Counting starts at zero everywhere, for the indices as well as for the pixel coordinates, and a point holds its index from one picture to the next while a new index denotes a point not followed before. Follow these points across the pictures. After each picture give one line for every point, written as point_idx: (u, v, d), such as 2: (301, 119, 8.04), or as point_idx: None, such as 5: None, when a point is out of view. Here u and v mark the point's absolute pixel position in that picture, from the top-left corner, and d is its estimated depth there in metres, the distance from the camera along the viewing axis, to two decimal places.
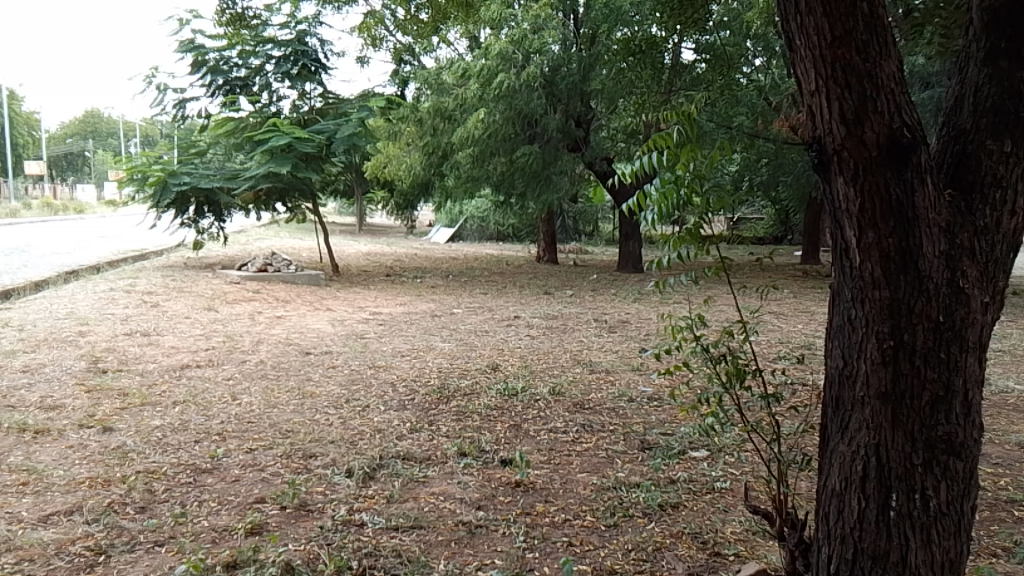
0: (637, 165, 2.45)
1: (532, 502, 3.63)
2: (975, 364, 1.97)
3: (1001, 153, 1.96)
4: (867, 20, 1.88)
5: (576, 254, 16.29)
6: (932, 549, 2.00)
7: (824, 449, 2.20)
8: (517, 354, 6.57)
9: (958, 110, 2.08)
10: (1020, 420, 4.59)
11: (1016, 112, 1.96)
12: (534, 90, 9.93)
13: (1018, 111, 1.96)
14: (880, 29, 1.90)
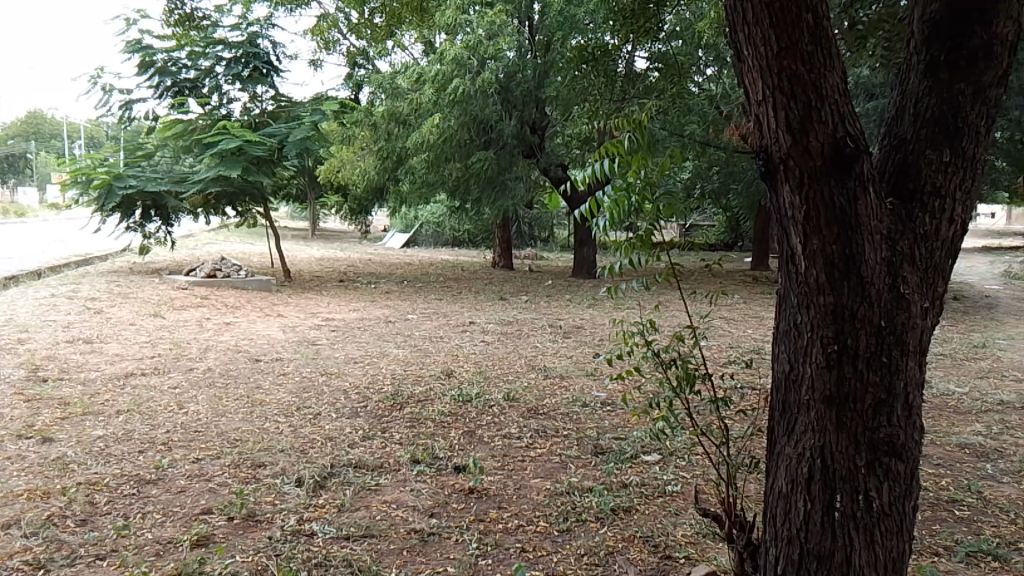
0: (589, 172, 2.46)
1: (486, 508, 3.62)
2: (915, 368, 2.03)
3: (940, 163, 2.02)
4: (812, 31, 1.91)
5: (531, 259, 16.32)
6: (874, 548, 2.04)
7: (771, 452, 2.24)
8: (472, 360, 6.55)
9: (900, 120, 2.13)
10: (959, 421, 4.73)
11: (955, 123, 2.02)
12: (489, 96, 9.93)
13: (956, 121, 2.02)
14: (826, 40, 1.93)
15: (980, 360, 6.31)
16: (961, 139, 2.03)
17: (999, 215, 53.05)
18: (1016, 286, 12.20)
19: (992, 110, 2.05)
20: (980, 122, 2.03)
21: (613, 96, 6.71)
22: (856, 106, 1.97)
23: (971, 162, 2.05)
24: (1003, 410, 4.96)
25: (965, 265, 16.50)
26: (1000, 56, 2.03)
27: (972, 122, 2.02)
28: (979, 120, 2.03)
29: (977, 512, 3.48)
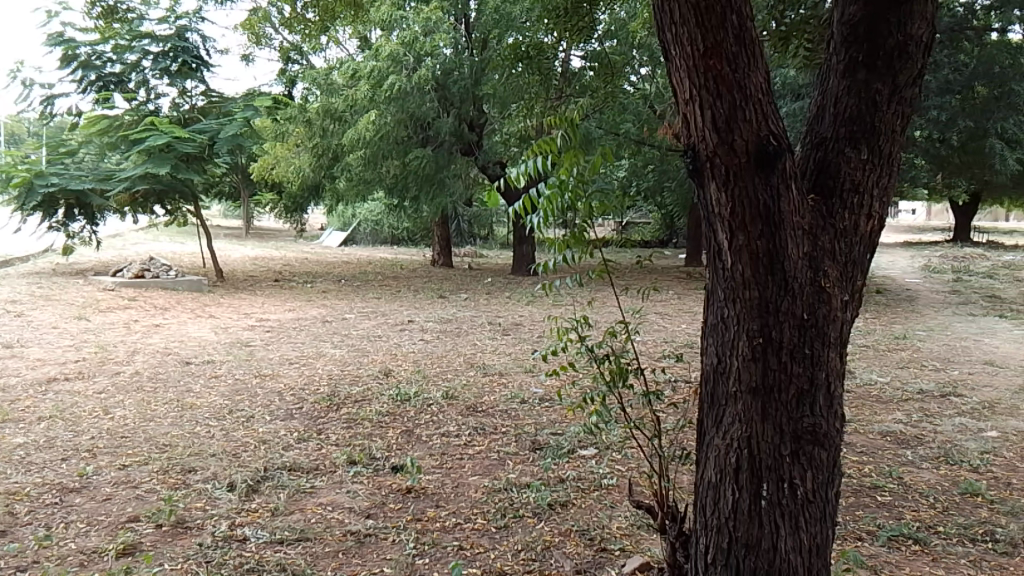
0: (522, 169, 2.46)
1: (423, 507, 3.60)
2: (836, 359, 2.10)
3: (858, 161, 2.09)
4: (737, 32, 1.95)
5: (471, 257, 16.32)
6: (799, 534, 2.11)
7: (701, 443, 2.28)
8: (411, 359, 6.51)
9: (821, 119, 2.19)
10: (882, 410, 4.92)
11: (871, 122, 2.09)
12: (426, 93, 9.87)
13: (873, 121, 2.09)
14: (749, 40, 1.97)
15: (901, 351, 6.57)
16: (878, 138, 2.10)
17: (919, 211, 55.38)
18: (934, 279, 12.77)
19: (907, 109, 2.12)
20: (896, 121, 2.11)
21: (549, 93, 6.72)
22: (778, 105, 2.02)
23: (887, 160, 2.13)
24: (923, 398, 5.17)
25: (887, 259, 17.17)
26: (916, 57, 2.10)
27: (888, 121, 2.10)
28: (895, 118, 2.10)
29: (898, 497, 3.62)
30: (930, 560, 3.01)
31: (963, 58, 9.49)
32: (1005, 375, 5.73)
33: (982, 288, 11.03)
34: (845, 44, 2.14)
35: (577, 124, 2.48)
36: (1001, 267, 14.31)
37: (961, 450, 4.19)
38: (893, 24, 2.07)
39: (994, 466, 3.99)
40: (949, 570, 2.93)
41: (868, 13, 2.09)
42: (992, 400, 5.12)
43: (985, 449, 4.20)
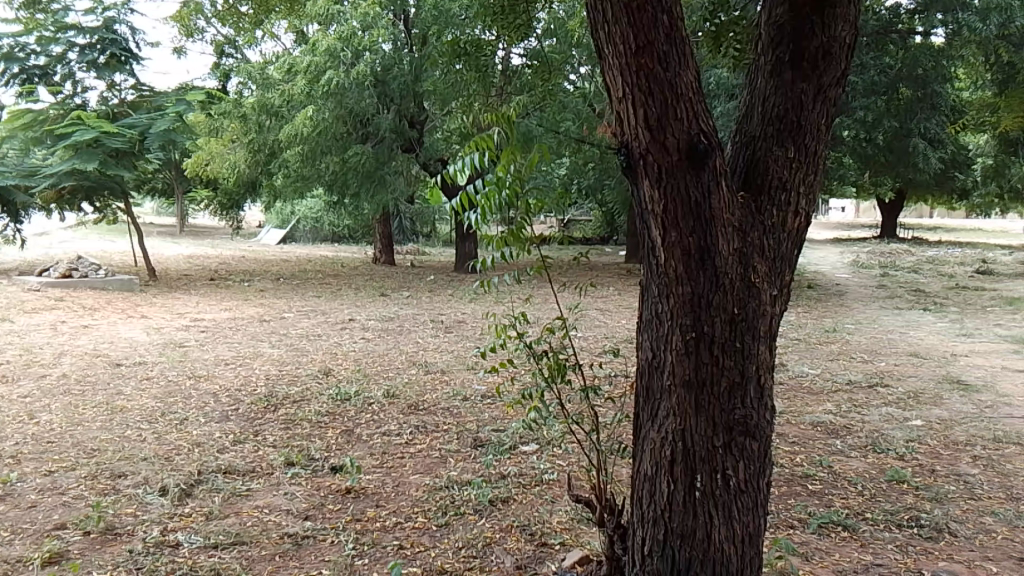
0: (460, 165, 2.44)
1: (363, 508, 3.56)
2: (766, 352, 2.15)
3: (785, 159, 2.15)
4: (668, 31, 1.98)
5: (414, 255, 16.22)
6: (733, 524, 2.17)
7: (637, 436, 2.32)
8: (351, 357, 6.43)
9: (750, 117, 2.24)
10: (813, 401, 5.07)
11: (798, 121, 2.15)
12: (366, 89, 9.76)
13: (799, 120, 2.15)
14: (680, 39, 2.00)
15: (831, 343, 6.77)
16: (805, 136, 2.16)
17: (848, 210, 57.39)
18: (862, 274, 13.23)
19: (831, 109, 2.19)
20: (821, 120, 2.17)
21: (488, 90, 6.70)
22: (708, 103, 2.05)
23: (814, 158, 2.19)
24: (851, 388, 5.35)
25: (818, 255, 17.71)
26: (839, 58, 2.16)
27: (813, 120, 2.16)
28: (820, 117, 2.17)
29: (828, 486, 3.73)
30: (858, 546, 3.11)
31: (888, 60, 9.85)
32: (928, 366, 5.97)
33: (907, 282, 11.47)
34: (772, 45, 2.19)
35: (514, 121, 2.48)
36: (926, 262, 14.89)
37: (888, 439, 4.35)
38: (818, 25, 2.12)
39: (918, 453, 4.15)
40: (877, 556, 3.03)
41: (794, 15, 2.14)
42: (916, 390, 5.33)
43: (911, 437, 4.37)
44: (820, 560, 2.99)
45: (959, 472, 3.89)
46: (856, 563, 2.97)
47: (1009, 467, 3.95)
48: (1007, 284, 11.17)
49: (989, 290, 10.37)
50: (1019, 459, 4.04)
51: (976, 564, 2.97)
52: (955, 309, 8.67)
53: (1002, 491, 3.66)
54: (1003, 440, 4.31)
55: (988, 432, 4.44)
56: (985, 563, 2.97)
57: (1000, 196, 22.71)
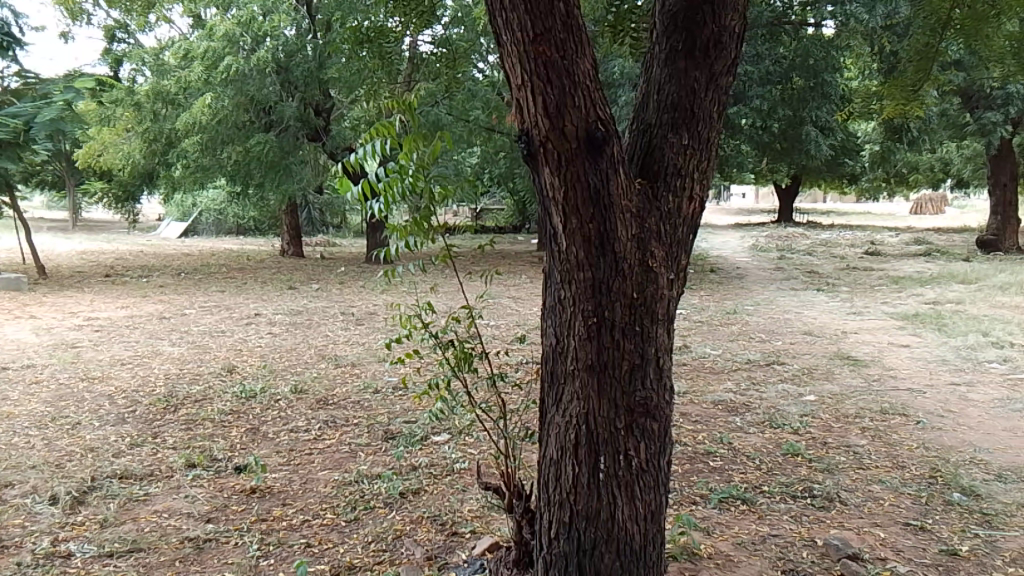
0: (361, 153, 2.38)
1: (269, 507, 3.47)
2: (665, 334, 2.20)
3: (680, 145, 2.19)
4: (564, 20, 1.97)
5: (324, 246, 15.94)
6: (636, 503, 2.22)
7: (543, 420, 2.34)
8: (257, 353, 6.25)
9: (646, 105, 2.27)
10: (714, 380, 5.25)
11: (691, 109, 2.19)
12: (267, 76, 9.50)
13: (692, 108, 2.19)
14: (576, 27, 2.00)
15: (733, 325, 7.02)
16: (697, 123, 2.20)
17: (750, 195, 59.64)
18: (763, 257, 13.74)
19: (722, 96, 2.24)
20: (714, 107, 2.22)
21: (391, 77, 6.50)
22: (605, 90, 2.06)
23: (708, 144, 2.24)
24: (750, 367, 5.57)
25: (721, 240, 18.25)
26: (729, 48, 2.21)
27: (707, 107, 2.20)
28: (712, 105, 2.21)
29: (728, 461, 3.87)
30: (756, 518, 3.24)
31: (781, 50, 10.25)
32: (822, 343, 6.26)
33: (803, 264, 11.99)
34: (666, 34, 2.22)
35: (417, 108, 2.43)
36: (820, 245, 15.60)
37: (783, 414, 4.54)
38: (709, 14, 2.16)
39: (811, 427, 4.35)
40: (773, 527, 3.16)
41: (686, 4, 2.17)
42: (809, 366, 5.59)
43: (804, 412, 4.57)
44: (720, 534, 3.10)
45: (849, 443, 4.10)
46: (754, 534, 3.09)
47: (895, 437, 4.18)
48: (894, 264, 11.84)
49: (877, 270, 10.96)
50: (903, 429, 4.29)
51: (864, 530, 3.13)
52: (846, 289, 9.12)
53: (888, 460, 3.88)
54: (889, 411, 4.57)
55: (875, 404, 4.70)
56: (873, 529, 3.14)
57: (886, 181, 23.99)
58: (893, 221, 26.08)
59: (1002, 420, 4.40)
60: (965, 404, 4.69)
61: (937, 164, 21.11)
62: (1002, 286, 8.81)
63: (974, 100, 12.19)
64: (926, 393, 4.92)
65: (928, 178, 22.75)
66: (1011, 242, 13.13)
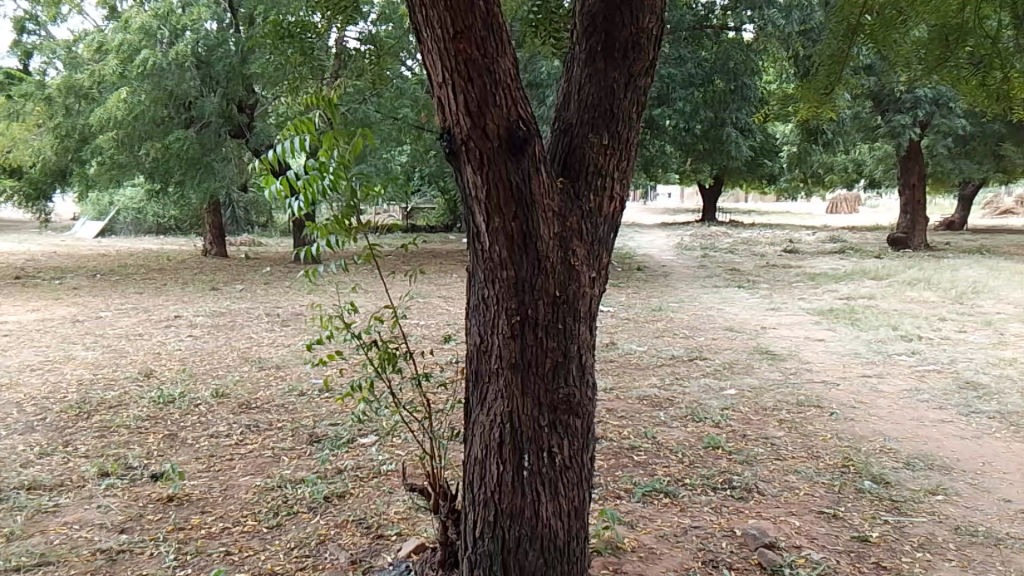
0: (278, 150, 2.29)
1: (187, 515, 3.36)
2: (586, 332, 2.22)
3: (600, 145, 2.21)
4: (484, 17, 1.95)
5: (248, 246, 15.54)
6: (559, 500, 2.24)
7: (467, 419, 2.33)
8: (176, 357, 6.06)
9: (567, 104, 2.28)
10: (640, 376, 5.34)
11: (610, 109, 2.20)
12: (187, 70, 9.23)
13: (612, 108, 2.20)
14: (497, 26, 1.98)
15: (659, 322, 7.15)
16: (617, 123, 2.22)
17: (676, 195, 61.00)
18: (688, 255, 14.04)
19: (641, 96, 2.26)
20: (633, 109, 2.24)
21: (315, 72, 6.30)
22: (526, 90, 2.05)
23: (627, 144, 2.27)
24: (674, 363, 5.68)
25: (649, 239, 18.54)
26: (647, 49, 2.24)
27: (628, 108, 2.22)
28: (631, 106, 2.24)
29: (652, 456, 3.94)
30: (678, 511, 3.31)
31: (702, 53, 10.55)
32: (743, 338, 6.44)
33: (725, 262, 12.32)
34: (586, 35, 2.24)
35: (337, 104, 2.35)
36: (742, 243, 16.05)
37: (705, 408, 4.65)
38: (626, 17, 2.19)
39: (732, 420, 4.46)
40: (695, 519, 3.23)
41: (605, 5, 2.19)
42: (730, 361, 5.74)
43: (725, 406, 4.69)
44: (643, 527, 3.15)
45: (767, 435, 4.23)
46: (676, 527, 3.15)
47: (810, 428, 4.33)
48: (811, 261, 12.28)
49: (795, 267, 11.34)
50: (818, 420, 4.45)
51: (781, 519, 3.23)
52: (765, 285, 9.41)
53: (804, 450, 4.01)
54: (804, 403, 4.73)
55: (792, 397, 4.86)
56: (789, 518, 3.24)
57: (804, 181, 24.89)
58: (810, 220, 27.10)
59: (909, 410, 4.60)
60: (875, 395, 4.89)
61: (850, 165, 22.01)
62: (912, 282, 9.24)
63: (885, 103, 12.74)
64: (840, 385, 5.11)
65: (843, 178, 23.69)
66: (919, 239, 13.80)
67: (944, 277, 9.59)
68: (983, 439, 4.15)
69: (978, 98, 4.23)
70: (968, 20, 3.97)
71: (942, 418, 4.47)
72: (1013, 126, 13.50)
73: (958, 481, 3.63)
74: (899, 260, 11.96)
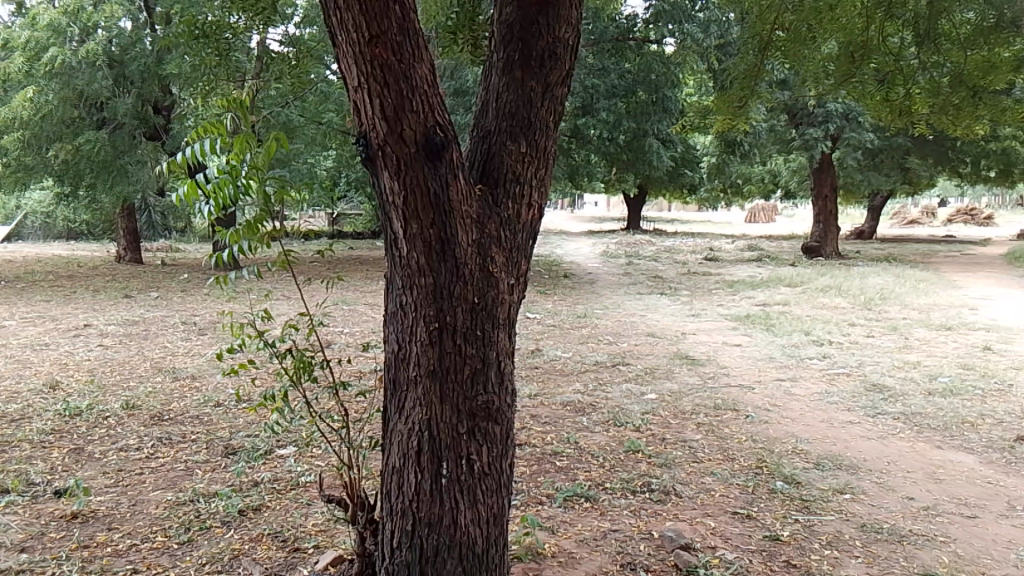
0: (184, 154, 2.18)
1: (92, 532, 3.21)
2: (505, 338, 2.22)
3: (518, 153, 2.21)
4: (401, 22, 1.92)
5: (165, 252, 15.04)
6: (478, 507, 2.23)
7: (386, 428, 2.29)
8: (84, 367, 5.80)
9: (485, 112, 2.27)
10: (564, 382, 5.39)
11: (527, 117, 2.21)
12: (99, 70, 8.92)
13: (529, 116, 2.21)
14: (413, 31, 1.96)
15: (583, 328, 7.23)
16: (535, 132, 2.23)
17: (602, 203, 61.94)
18: (613, 263, 14.24)
19: (558, 105, 2.27)
20: (550, 117, 2.25)
21: (230, 73, 6.13)
22: (443, 95, 2.04)
23: (544, 152, 2.28)
24: (598, 368, 5.75)
25: (575, 246, 18.75)
26: (563, 58, 2.25)
27: (544, 116, 2.24)
28: (549, 114, 2.25)
29: (573, 461, 3.97)
30: (598, 515, 3.34)
31: (625, 64, 10.75)
32: (664, 344, 6.57)
33: (648, 269, 12.57)
34: (503, 43, 2.24)
35: (249, 106, 2.25)
36: (665, 251, 16.40)
37: (627, 413, 4.72)
38: (542, 26, 2.20)
39: (652, 424, 4.54)
40: (614, 522, 3.27)
41: (521, 14, 2.19)
42: (652, 366, 5.84)
43: (646, 410, 4.77)
44: (563, 532, 3.17)
45: (685, 438, 4.32)
46: (595, 531, 3.18)
47: (726, 431, 4.44)
48: (730, 269, 12.64)
49: (716, 274, 11.64)
50: (734, 423, 4.56)
51: (697, 520, 3.29)
52: (687, 292, 9.63)
53: (720, 453, 4.10)
54: (721, 407, 4.85)
55: (710, 400, 4.98)
56: (704, 519, 3.31)
57: (723, 191, 25.63)
58: (729, 228, 27.95)
59: (820, 412, 4.78)
60: (788, 398, 5.05)
61: (766, 176, 22.80)
62: (824, 289, 9.60)
63: (798, 117, 13.24)
64: (755, 388, 5.27)
65: (760, 189, 24.50)
66: (830, 248, 14.38)
67: (853, 285, 10.01)
68: (888, 439, 4.33)
69: (882, 113, 4.39)
70: (873, 37, 4.12)
71: (850, 419, 4.65)
72: (917, 140, 14.24)
73: (864, 479, 3.78)
74: (812, 268, 12.45)
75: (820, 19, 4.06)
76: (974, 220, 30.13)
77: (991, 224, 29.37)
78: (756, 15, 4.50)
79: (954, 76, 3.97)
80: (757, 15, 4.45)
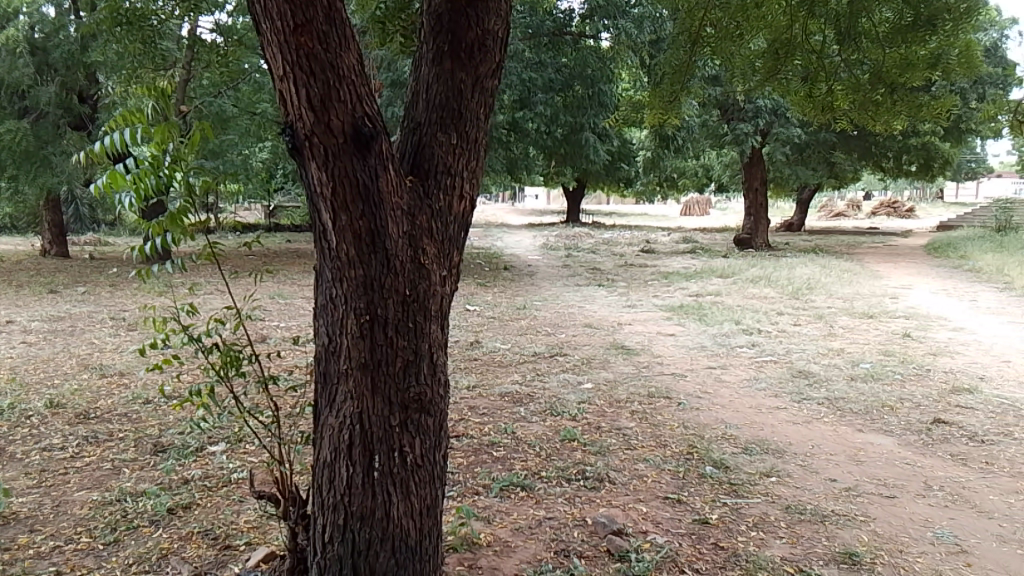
0: (103, 144, 2.10)
1: (12, 535, 3.11)
2: (437, 330, 2.23)
3: (448, 145, 2.22)
4: (327, 11, 1.90)
5: (93, 245, 14.58)
6: (411, 499, 2.24)
7: (316, 422, 2.28)
8: (5, 366, 5.59)
9: (416, 104, 2.27)
10: (501, 373, 5.43)
11: (457, 108, 2.22)
12: (19, 58, 8.72)
13: (458, 107, 2.22)
14: (339, 21, 1.95)
15: (522, 320, 7.29)
16: (465, 124, 2.24)
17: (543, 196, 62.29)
18: (552, 255, 14.34)
19: (488, 98, 2.29)
20: (479, 110, 2.27)
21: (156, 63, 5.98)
22: (371, 86, 2.03)
23: (474, 144, 2.29)
24: (535, 359, 5.81)
25: (515, 239, 18.83)
26: (492, 51, 2.27)
27: (474, 108, 2.25)
28: (479, 106, 2.26)
29: (510, 451, 4.00)
30: (533, 503, 3.38)
31: (562, 59, 10.82)
32: (600, 335, 6.67)
33: (587, 262, 12.71)
34: (432, 35, 2.24)
35: (173, 95, 2.19)
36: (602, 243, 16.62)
37: (563, 402, 4.79)
38: (472, 19, 2.20)
39: (587, 413, 4.61)
40: (549, 510, 3.31)
41: (450, 5, 2.20)
42: (588, 356, 5.92)
43: (582, 399, 4.85)
44: (499, 521, 3.20)
45: (620, 426, 4.40)
46: (530, 519, 3.22)
47: (659, 418, 4.54)
48: (666, 261, 12.87)
49: (652, 266, 11.84)
50: (666, 410, 4.67)
51: (630, 506, 3.37)
52: (624, 284, 9.78)
53: (652, 440, 4.20)
54: (655, 395, 4.96)
55: (644, 389, 5.08)
56: (637, 504, 3.39)
57: (659, 185, 26.09)
58: (666, 221, 28.44)
59: (749, 398, 4.93)
60: (718, 385, 5.19)
61: (700, 170, 23.31)
62: (755, 279, 9.87)
63: (730, 112, 13.56)
64: (687, 376, 5.40)
65: (695, 182, 25.00)
66: (761, 239, 14.79)
67: (783, 275, 10.31)
68: (813, 423, 4.50)
69: (806, 109, 4.54)
70: (797, 34, 4.22)
71: (777, 405, 4.81)
72: (842, 135, 14.70)
73: (790, 463, 3.92)
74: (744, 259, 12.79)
75: (747, 16, 4.16)
76: (896, 212, 31.32)
77: (912, 216, 30.59)
78: (685, 13, 4.64)
79: (874, 72, 4.14)
80: (687, 12, 4.57)
